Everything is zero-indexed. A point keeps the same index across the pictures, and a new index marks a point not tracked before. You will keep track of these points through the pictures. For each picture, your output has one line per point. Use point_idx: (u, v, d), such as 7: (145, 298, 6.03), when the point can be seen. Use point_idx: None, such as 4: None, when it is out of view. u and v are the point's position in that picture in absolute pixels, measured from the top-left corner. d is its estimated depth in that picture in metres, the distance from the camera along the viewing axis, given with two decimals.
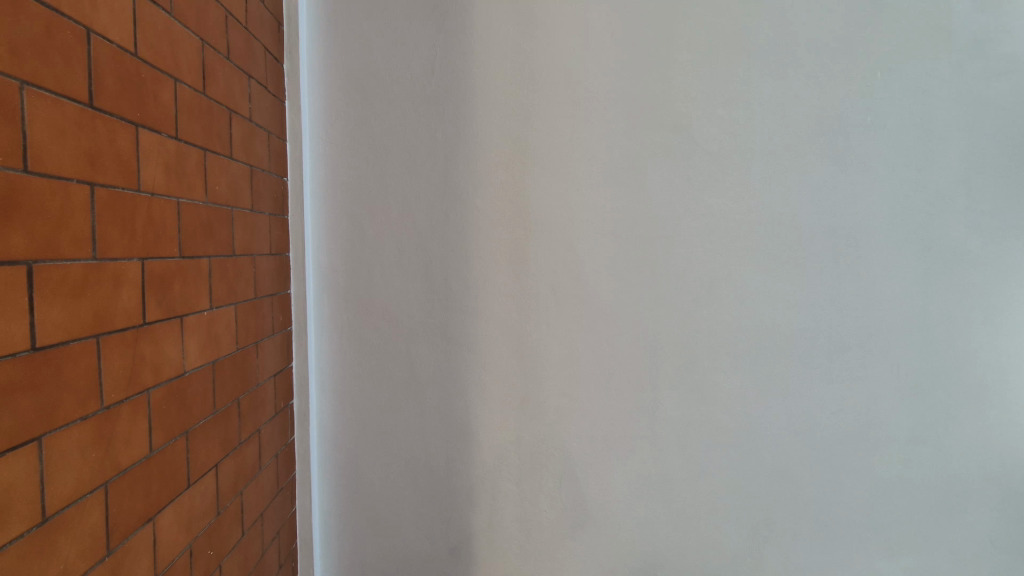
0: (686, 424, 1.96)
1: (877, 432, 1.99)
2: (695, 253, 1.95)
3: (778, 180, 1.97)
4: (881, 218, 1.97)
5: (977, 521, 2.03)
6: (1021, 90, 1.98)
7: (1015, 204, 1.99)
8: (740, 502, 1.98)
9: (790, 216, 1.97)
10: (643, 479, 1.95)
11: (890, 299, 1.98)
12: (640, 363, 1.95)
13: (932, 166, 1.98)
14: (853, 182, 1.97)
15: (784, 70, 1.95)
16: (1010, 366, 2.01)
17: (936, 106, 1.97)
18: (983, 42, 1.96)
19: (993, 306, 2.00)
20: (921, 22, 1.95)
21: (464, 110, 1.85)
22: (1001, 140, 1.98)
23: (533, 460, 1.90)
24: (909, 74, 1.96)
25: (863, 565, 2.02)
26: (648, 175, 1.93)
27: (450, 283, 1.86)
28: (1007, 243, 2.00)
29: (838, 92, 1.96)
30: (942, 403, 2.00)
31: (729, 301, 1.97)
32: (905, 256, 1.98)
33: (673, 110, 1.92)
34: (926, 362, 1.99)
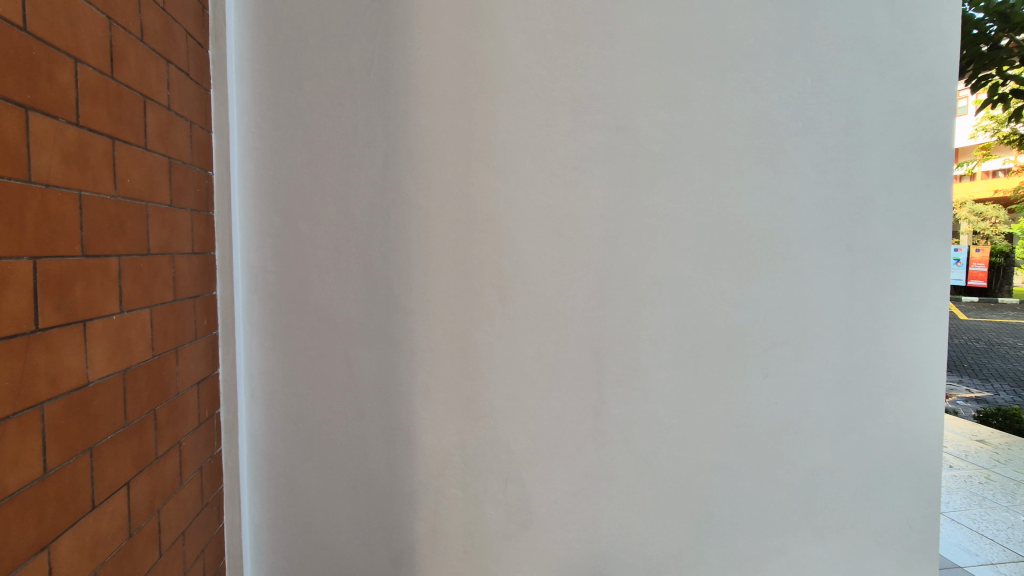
0: (631, 423, 1.99)
1: (813, 422, 2.11)
2: (637, 254, 1.98)
3: (718, 179, 2.01)
4: (813, 220, 2.08)
5: (895, 505, 2.19)
6: (933, 101, 2.17)
7: (928, 207, 2.18)
8: (683, 496, 2.04)
9: (728, 216, 2.02)
10: (589, 478, 1.98)
11: (823, 296, 2.10)
12: (585, 364, 1.96)
13: (857, 170, 2.12)
14: (789, 184, 2.06)
15: (723, 73, 2.00)
16: (924, 357, 2.20)
17: (860, 114, 2.11)
18: (902, 57, 2.13)
19: (909, 304, 2.18)
20: (850, 35, 2.08)
21: (407, 110, 1.84)
22: (916, 148, 2.16)
23: (478, 463, 1.92)
24: (838, 83, 2.08)
25: (797, 552, 2.13)
26: (591, 175, 1.94)
27: (392, 286, 1.86)
28: (921, 244, 2.18)
29: (775, 97, 2.04)
30: (868, 393, 2.15)
31: (672, 300, 2.00)
32: (833, 256, 2.10)
33: (616, 110, 1.94)
34: (854, 354, 2.13)
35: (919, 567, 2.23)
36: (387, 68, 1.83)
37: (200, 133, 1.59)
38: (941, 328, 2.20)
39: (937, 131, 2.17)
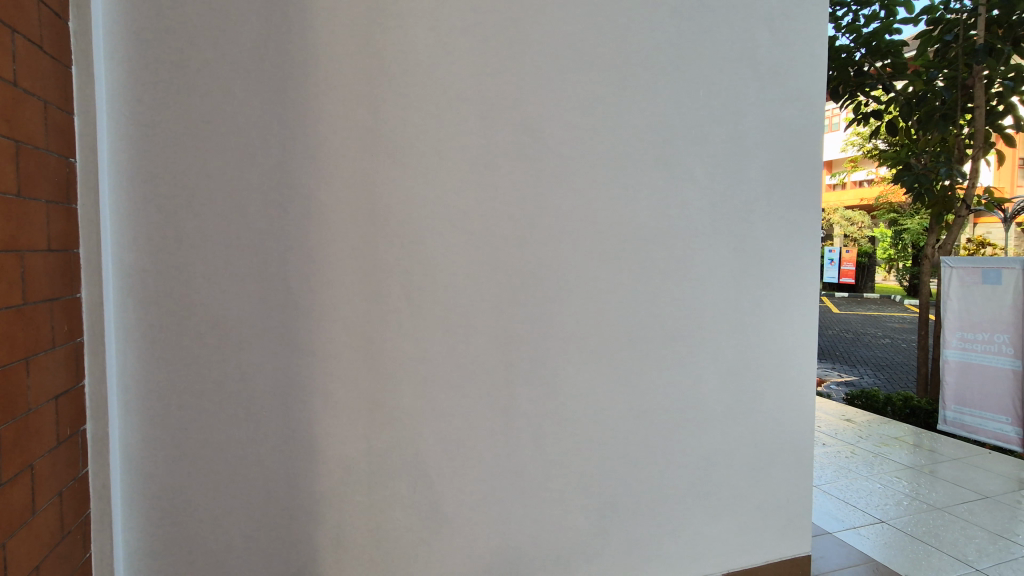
0: (540, 418, 2.03)
1: (707, 409, 2.27)
2: (545, 252, 2.02)
3: (620, 181, 2.10)
4: (705, 222, 2.24)
5: (776, 482, 2.41)
6: (806, 116, 2.40)
7: (802, 212, 2.41)
8: (589, 487, 2.11)
9: (629, 216, 2.12)
10: (499, 476, 1.99)
11: (714, 292, 2.26)
12: (494, 362, 1.97)
13: (742, 176, 2.30)
14: (684, 187, 2.20)
15: (625, 80, 2.09)
16: (799, 347, 2.43)
17: (745, 125, 2.30)
18: (780, 75, 2.34)
19: (786, 299, 2.40)
20: (738, 51, 2.26)
21: (307, 101, 1.75)
22: (792, 158, 2.39)
23: (384, 467, 1.86)
24: (726, 95, 2.25)
25: (692, 531, 2.27)
26: (498, 175, 1.95)
27: (290, 286, 1.76)
28: (796, 245, 2.41)
29: (672, 105, 2.17)
30: (752, 381, 2.35)
31: (579, 297, 2.07)
32: (721, 255, 2.27)
33: (523, 112, 1.97)
34: (740, 346, 2.32)
35: (796, 536, 2.47)
36: (285, 56, 1.73)
37: (58, 114, 1.41)
38: (813, 321, 2.45)
39: (810, 144, 2.41)
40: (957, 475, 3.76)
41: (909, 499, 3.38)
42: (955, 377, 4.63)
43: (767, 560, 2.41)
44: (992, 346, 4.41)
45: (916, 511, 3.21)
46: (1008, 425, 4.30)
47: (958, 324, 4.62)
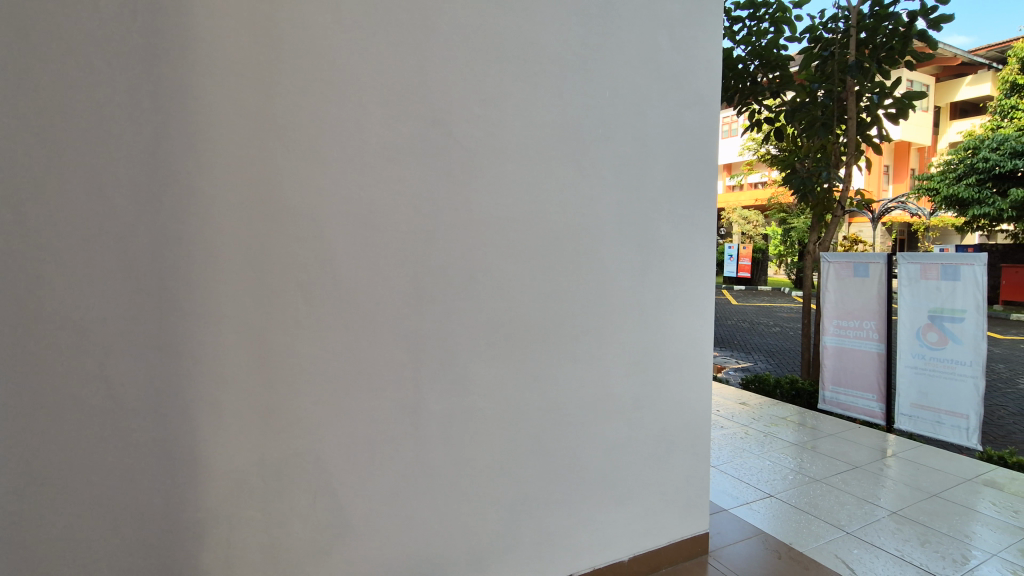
0: (449, 417, 1.99)
1: (614, 400, 2.34)
2: (454, 248, 1.98)
3: (530, 177, 2.11)
4: (612, 218, 2.30)
5: (678, 465, 2.55)
6: (704, 119, 2.54)
7: (700, 210, 2.55)
8: (500, 484, 2.10)
9: (538, 212, 2.13)
10: (407, 479, 1.93)
11: (620, 287, 2.34)
12: (401, 362, 1.90)
13: (646, 175, 2.39)
14: (591, 184, 2.25)
15: (535, 76, 2.10)
16: (698, 337, 2.58)
17: (649, 126, 2.39)
18: (681, 79, 2.46)
19: (686, 293, 2.53)
20: (642, 54, 2.34)
21: (186, 81, 1.60)
22: (692, 159, 2.51)
23: (280, 478, 1.75)
24: (631, 96, 2.33)
25: (601, 519, 2.34)
26: (404, 168, 1.88)
27: (166, 284, 1.59)
28: (695, 241, 2.55)
29: (580, 104, 2.20)
30: (656, 371, 2.46)
31: (488, 293, 2.05)
32: (627, 251, 2.35)
33: (429, 103, 1.91)
34: (645, 338, 2.41)
35: (695, 515, 2.62)
36: (160, 30, 1.57)
37: None
38: (710, 313, 2.61)
39: (706, 146, 2.55)
40: (833, 448, 4.19)
41: (794, 472, 3.72)
42: (833, 360, 5.17)
43: (669, 541, 2.54)
44: (861, 331, 4.95)
45: (799, 484, 3.53)
46: (874, 401, 4.86)
47: (834, 312, 5.15)
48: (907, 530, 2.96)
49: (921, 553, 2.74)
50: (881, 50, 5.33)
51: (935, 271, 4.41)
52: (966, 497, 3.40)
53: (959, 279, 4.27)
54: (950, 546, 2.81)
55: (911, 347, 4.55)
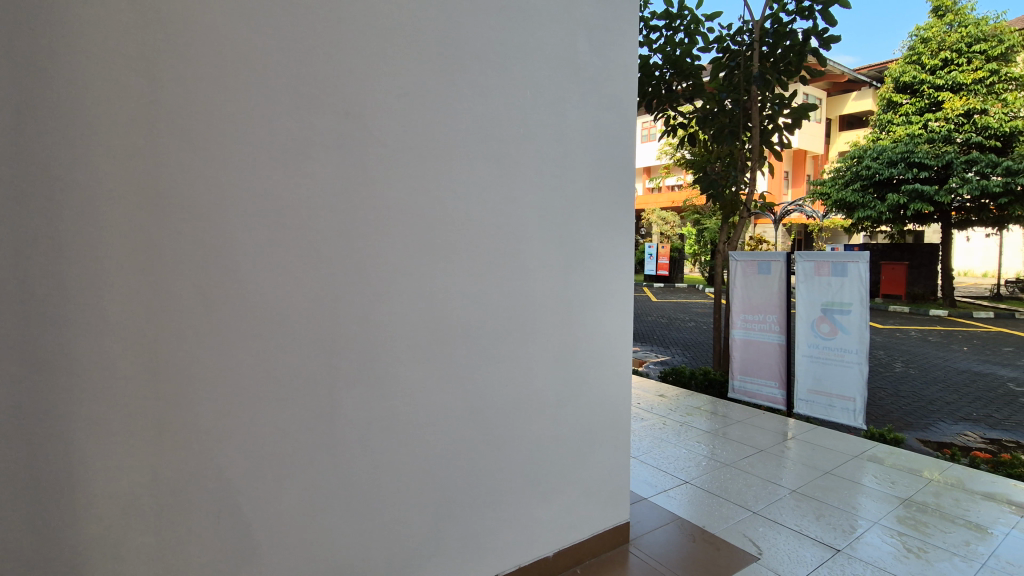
0: (368, 424, 1.91)
1: (537, 398, 2.36)
2: (372, 248, 1.90)
3: (450, 175, 2.07)
4: (534, 217, 2.32)
5: (600, 459, 2.62)
6: (620, 122, 2.62)
7: (619, 210, 2.63)
8: (422, 488, 2.05)
9: (459, 212, 2.10)
10: (324, 490, 1.84)
11: (542, 285, 2.36)
12: (315, 368, 1.81)
13: (567, 175, 2.43)
14: (512, 183, 2.25)
15: (454, 72, 2.07)
16: (618, 334, 2.66)
17: (569, 127, 2.43)
18: (599, 82, 2.53)
19: (606, 291, 2.60)
20: (560, 56, 2.38)
21: (61, 68, 1.46)
22: (611, 160, 2.59)
23: (177, 498, 1.61)
24: (551, 97, 2.36)
25: (527, 516, 2.36)
26: (316, 163, 1.79)
27: (36, 290, 1.43)
28: (615, 240, 2.62)
29: (501, 102, 2.20)
30: (578, 368, 2.51)
31: (408, 293, 1.99)
32: (549, 251, 2.38)
33: (343, 95, 1.83)
34: (567, 336, 2.46)
35: (616, 507, 2.70)
36: (27, 8, 1.42)
37: None
38: (628, 310, 2.70)
39: (624, 148, 2.63)
40: (740, 434, 4.49)
41: (706, 458, 3.95)
42: (740, 351, 5.54)
43: (592, 533, 2.60)
44: (764, 324, 5.34)
45: (711, 469, 3.75)
46: (776, 389, 5.26)
47: (741, 307, 5.52)
48: (804, 506, 3.23)
49: (816, 527, 2.99)
50: (781, 63, 5.77)
51: (826, 268, 4.83)
52: (853, 472, 3.76)
53: (846, 275, 4.71)
54: (841, 518, 3.09)
55: (808, 338, 4.96)
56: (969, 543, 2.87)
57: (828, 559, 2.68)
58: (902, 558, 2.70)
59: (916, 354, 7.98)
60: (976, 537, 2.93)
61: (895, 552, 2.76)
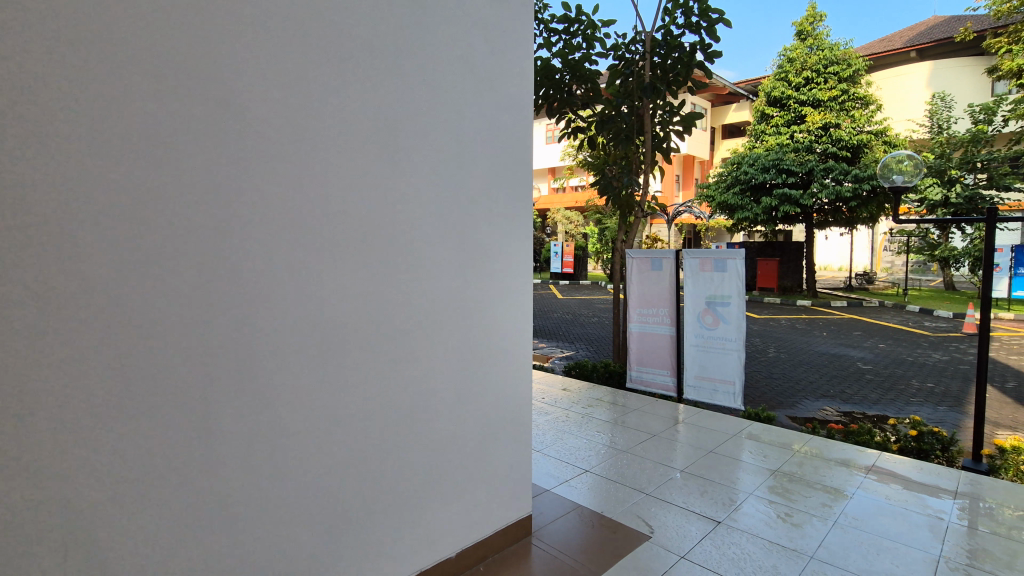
0: (250, 436, 1.79)
1: (436, 399, 2.34)
2: (252, 248, 1.77)
3: (340, 172, 1.99)
4: (431, 217, 2.29)
5: (502, 456, 2.65)
6: (517, 123, 2.67)
7: (517, 210, 2.68)
8: (315, 500, 1.97)
9: (351, 211, 2.03)
10: (199, 514, 1.69)
11: (440, 285, 2.34)
12: (188, 380, 1.65)
13: (465, 175, 2.43)
14: (408, 182, 2.20)
15: (344, 64, 1.99)
16: (517, 331, 2.71)
17: (466, 126, 2.43)
18: (495, 82, 2.55)
19: (505, 290, 2.64)
20: (456, 54, 2.37)
21: None
22: (509, 160, 2.62)
23: (14, 538, 1.40)
24: (447, 95, 2.34)
25: (428, 519, 2.33)
26: (185, 156, 1.63)
27: None
28: (513, 239, 2.67)
29: (394, 98, 2.15)
30: (479, 367, 2.52)
31: (296, 297, 1.89)
32: (447, 250, 2.36)
33: (217, 83, 1.69)
34: (467, 335, 2.46)
35: (518, 502, 2.76)
36: None
37: None
38: (527, 307, 2.75)
39: (520, 148, 2.69)
40: (636, 421, 4.77)
41: (605, 446, 4.14)
42: (636, 343, 5.88)
43: (494, 530, 2.63)
44: (657, 318, 5.71)
45: (609, 456, 3.94)
46: (668, 377, 5.64)
47: (637, 302, 5.86)
48: (691, 485, 3.49)
49: (701, 503, 3.25)
50: (670, 74, 6.18)
51: (709, 264, 5.26)
52: (732, 450, 4.13)
53: (726, 270, 5.16)
54: (723, 493, 3.38)
55: (694, 329, 5.38)
56: (825, 504, 3.27)
57: (710, 531, 2.92)
58: (771, 524, 3.01)
59: (785, 340, 8.95)
60: (830, 499, 3.34)
61: (767, 519, 3.07)
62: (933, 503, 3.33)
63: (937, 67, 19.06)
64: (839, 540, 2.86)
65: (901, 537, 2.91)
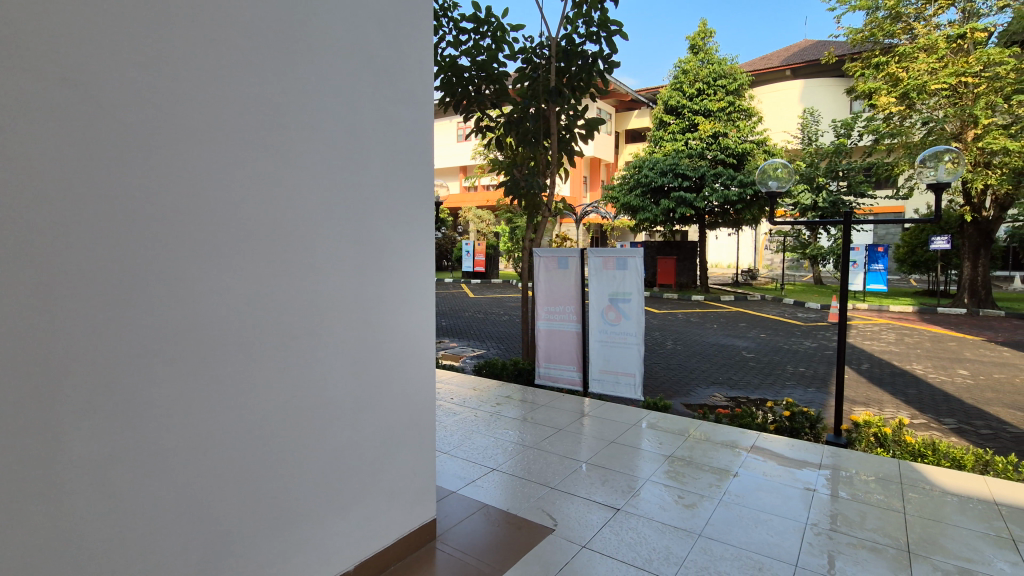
0: (106, 457, 1.60)
1: (330, 406, 2.22)
2: (105, 247, 1.58)
3: (215, 164, 1.82)
4: (321, 215, 2.17)
5: (403, 460, 2.58)
6: (417, 118, 2.60)
7: (417, 208, 2.61)
8: (188, 525, 1.79)
9: (228, 207, 1.86)
10: (38, 551, 1.48)
11: (333, 286, 2.22)
12: (23, 398, 1.44)
13: (359, 170, 2.32)
14: (295, 177, 2.06)
15: (218, 46, 1.82)
16: (419, 332, 2.64)
17: (360, 120, 2.32)
18: (393, 75, 2.46)
19: (405, 289, 2.56)
20: (348, 42, 2.25)
21: None
22: (407, 156, 2.55)
23: None
24: (339, 85, 2.23)
25: (321, 533, 2.22)
26: (14, 141, 1.42)
27: None
28: (414, 238, 2.60)
29: (277, 85, 2.00)
30: (377, 370, 2.43)
31: (162, 302, 1.70)
32: (340, 249, 2.24)
33: (57, 59, 1.48)
34: (364, 337, 2.36)
35: (421, 506, 2.70)
36: None
37: None
38: (429, 308, 2.70)
39: (420, 144, 2.62)
40: (544, 417, 4.87)
41: (513, 443, 4.19)
42: (545, 341, 6.01)
43: (395, 537, 2.56)
44: (564, 315, 5.87)
45: (517, 453, 3.99)
46: (574, 372, 5.83)
47: (545, 300, 5.99)
48: (594, 475, 3.63)
49: (602, 492, 3.38)
50: (575, 79, 6.38)
51: (611, 262, 5.48)
52: (633, 439, 4.35)
53: (626, 269, 5.40)
54: (623, 481, 3.54)
55: (599, 325, 5.59)
56: (713, 484, 3.53)
57: (610, 519, 3.04)
58: (665, 507, 3.19)
59: (682, 333, 9.58)
60: (717, 479, 3.61)
61: (662, 502, 3.26)
62: (803, 476, 3.70)
63: (809, 85, 21.33)
64: (724, 517, 3.10)
65: (776, 510, 3.21)
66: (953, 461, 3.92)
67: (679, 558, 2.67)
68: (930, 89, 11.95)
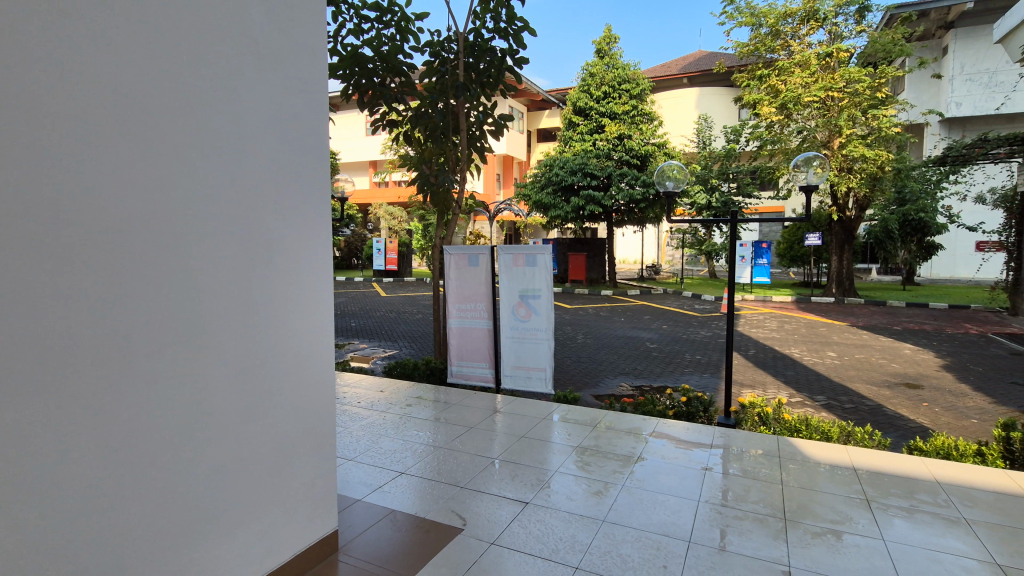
0: None
1: (213, 419, 2.02)
2: None
3: (60, 149, 1.58)
4: (198, 209, 1.96)
5: (298, 471, 2.42)
6: (308, 107, 2.44)
7: (310, 202, 2.45)
8: (39, 564, 1.56)
9: (78, 198, 1.62)
10: None
11: (214, 287, 2.02)
12: None
13: (244, 160, 2.13)
14: (164, 166, 1.85)
15: (61, 12, 1.58)
16: (315, 335, 2.49)
17: (243, 106, 2.13)
18: (281, 60, 2.29)
19: (299, 289, 2.40)
20: (228, 20, 2.06)
21: None
22: (298, 147, 2.38)
23: None
24: (217, 66, 2.03)
25: (206, 559, 2.02)
26: None
27: None
28: (307, 235, 2.44)
29: (141, 62, 1.78)
30: (268, 377, 2.25)
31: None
32: (222, 246, 2.05)
33: None
34: (252, 342, 2.17)
35: (321, 518, 2.55)
36: None
37: None
38: (327, 309, 2.55)
39: (312, 135, 2.46)
40: (456, 416, 4.83)
41: (422, 445, 4.12)
42: (456, 339, 5.97)
43: (292, 553, 2.40)
44: (475, 312, 5.86)
45: (427, 454, 3.92)
46: (486, 370, 5.84)
47: (456, 298, 5.94)
48: (504, 471, 3.65)
49: (512, 487, 3.41)
50: (483, 76, 6.34)
51: (521, 259, 5.54)
52: (542, 432, 4.43)
53: (536, 265, 5.48)
54: (532, 474, 3.60)
55: (510, 322, 5.64)
56: (617, 471, 3.68)
57: (519, 513, 3.08)
58: (573, 497, 3.28)
59: (591, 327, 9.95)
60: (621, 466, 3.78)
61: (569, 493, 3.35)
62: (698, 457, 3.97)
63: (703, 93, 22.94)
64: (627, 501, 3.25)
65: (674, 490, 3.41)
66: (823, 433, 4.39)
67: (584, 545, 2.76)
68: (803, 101, 13.29)
